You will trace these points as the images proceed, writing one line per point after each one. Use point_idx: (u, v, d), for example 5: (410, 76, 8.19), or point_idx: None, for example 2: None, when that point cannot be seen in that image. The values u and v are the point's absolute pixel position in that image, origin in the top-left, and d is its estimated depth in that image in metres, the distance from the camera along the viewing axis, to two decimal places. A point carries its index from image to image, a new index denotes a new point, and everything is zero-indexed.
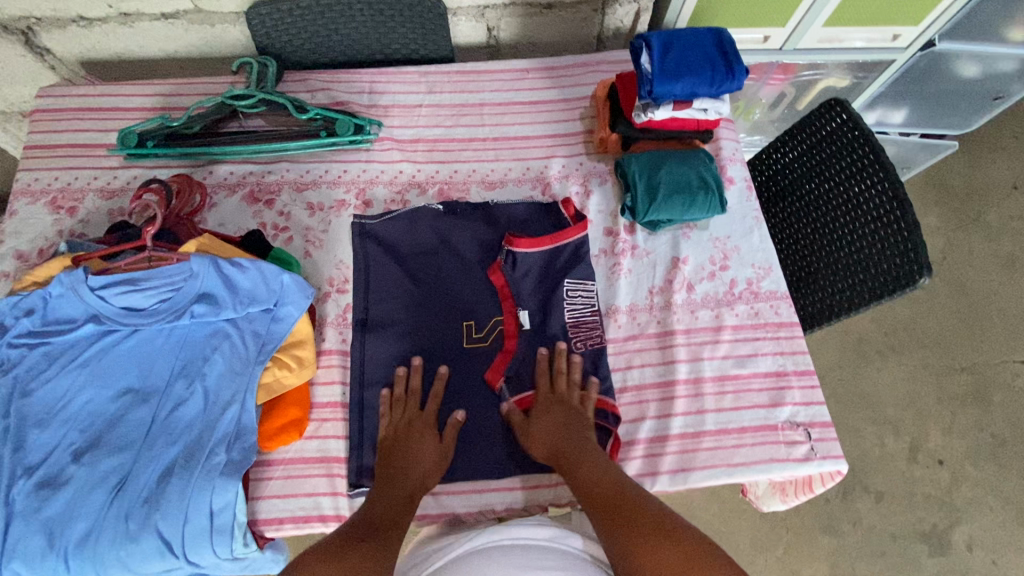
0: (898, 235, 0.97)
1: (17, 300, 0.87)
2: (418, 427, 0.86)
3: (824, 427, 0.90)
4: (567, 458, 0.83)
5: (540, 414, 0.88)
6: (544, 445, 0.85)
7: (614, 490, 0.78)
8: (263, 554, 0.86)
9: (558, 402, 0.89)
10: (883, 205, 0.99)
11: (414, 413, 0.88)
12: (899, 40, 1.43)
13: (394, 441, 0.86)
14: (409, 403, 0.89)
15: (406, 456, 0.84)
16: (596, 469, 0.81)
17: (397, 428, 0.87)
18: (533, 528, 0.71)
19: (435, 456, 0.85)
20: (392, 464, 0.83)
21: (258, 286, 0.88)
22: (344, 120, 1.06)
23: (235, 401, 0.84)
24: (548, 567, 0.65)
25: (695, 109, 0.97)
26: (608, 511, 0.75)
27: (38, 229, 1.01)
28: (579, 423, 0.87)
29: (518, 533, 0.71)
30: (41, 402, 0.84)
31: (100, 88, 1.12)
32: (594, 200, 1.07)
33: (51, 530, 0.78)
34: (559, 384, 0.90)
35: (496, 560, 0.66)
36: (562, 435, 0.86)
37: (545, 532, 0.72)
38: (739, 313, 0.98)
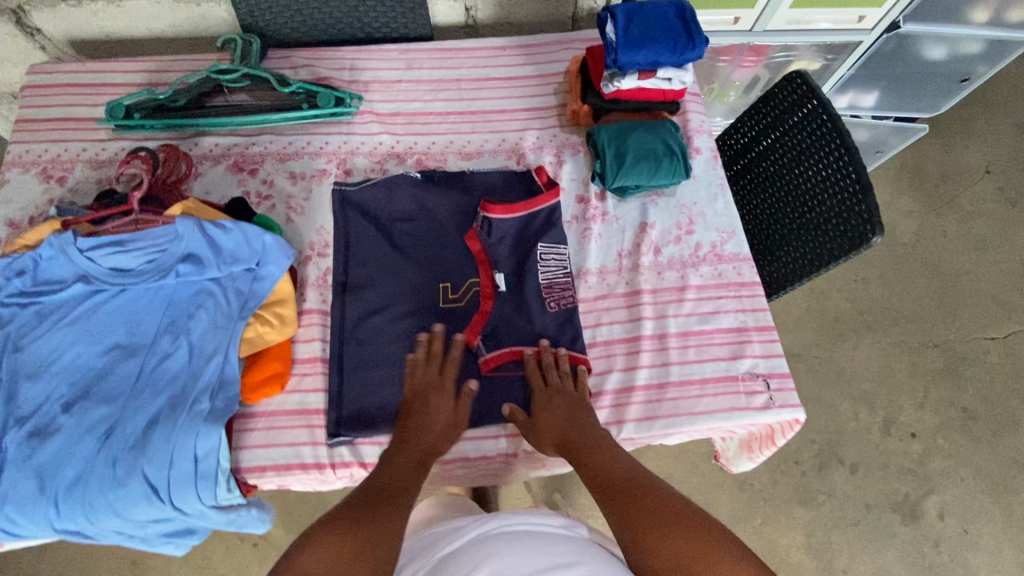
0: (854, 198, 1.01)
1: (10, 261, 0.91)
2: (436, 393, 0.90)
3: (782, 378, 0.95)
4: (573, 447, 0.85)
5: (542, 408, 0.90)
6: (551, 438, 0.88)
7: (620, 478, 0.78)
8: (248, 511, 0.89)
9: (557, 393, 0.91)
10: (841, 170, 1.03)
11: (433, 378, 0.91)
12: (865, 21, 1.49)
13: (413, 403, 0.89)
14: (429, 367, 0.92)
15: (421, 418, 0.87)
16: (605, 457, 0.83)
17: (416, 390, 0.90)
18: (546, 516, 0.79)
19: (448, 421, 0.89)
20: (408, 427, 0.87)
21: (241, 246, 0.92)
22: (326, 93, 1.09)
23: (218, 353, 0.87)
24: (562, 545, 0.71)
25: (660, 79, 1.02)
26: (616, 499, 0.75)
27: (29, 197, 1.04)
28: (581, 408, 0.90)
29: (530, 518, 0.78)
30: (32, 357, 0.88)
31: (89, 65, 1.16)
32: (566, 169, 1.12)
33: (43, 475, 0.82)
34: (552, 377, 0.93)
35: (511, 538, 0.73)
36: (562, 423, 0.88)
37: (557, 520, 0.79)
38: (703, 274, 1.03)
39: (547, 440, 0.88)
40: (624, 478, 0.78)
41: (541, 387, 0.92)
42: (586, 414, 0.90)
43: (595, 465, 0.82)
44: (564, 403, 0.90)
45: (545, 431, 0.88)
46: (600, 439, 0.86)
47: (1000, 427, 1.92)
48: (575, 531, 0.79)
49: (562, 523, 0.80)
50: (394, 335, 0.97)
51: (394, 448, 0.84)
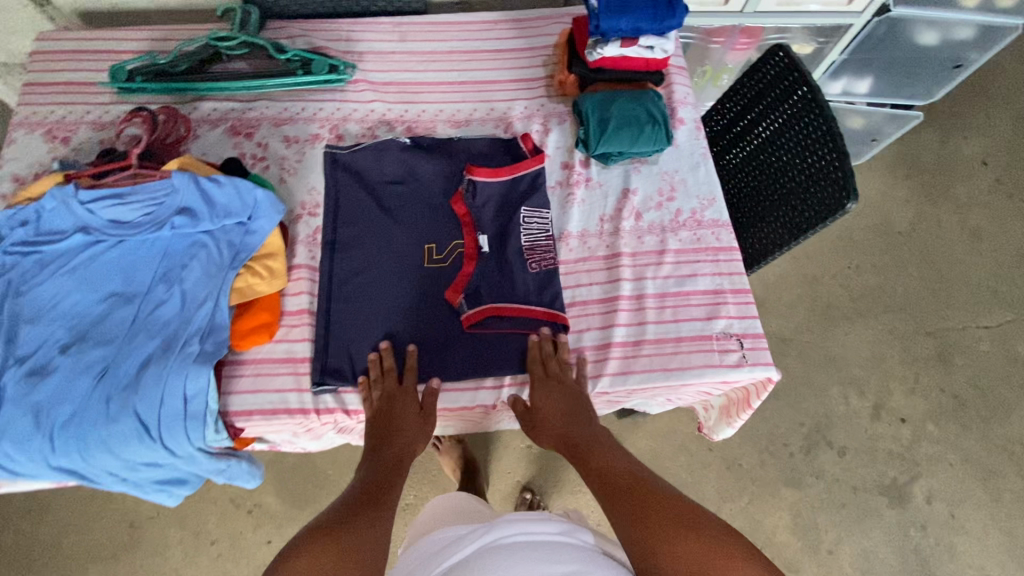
0: (831, 168, 1.03)
1: (15, 212, 0.96)
2: (396, 396, 0.91)
3: (755, 338, 0.98)
4: (575, 445, 0.87)
5: (541, 396, 0.91)
6: (551, 433, 0.90)
7: (627, 480, 0.76)
8: (241, 464, 0.98)
9: (554, 380, 0.92)
10: (819, 141, 1.05)
11: (391, 387, 0.92)
12: (854, 4, 1.51)
13: (378, 416, 0.90)
14: (386, 380, 0.92)
15: (390, 427, 0.88)
16: (609, 455, 0.83)
17: (377, 405, 0.91)
18: (545, 523, 0.77)
19: (416, 425, 0.90)
20: (379, 436, 0.88)
21: (233, 201, 0.96)
22: (320, 60, 1.15)
23: (209, 301, 0.91)
24: (562, 562, 0.71)
25: (642, 47, 1.05)
26: (620, 502, 0.73)
27: (35, 156, 1.09)
28: (581, 402, 0.92)
29: (532, 527, 0.77)
30: (33, 302, 0.92)
31: (95, 33, 1.20)
32: (553, 137, 1.15)
33: (39, 412, 0.86)
34: (552, 366, 0.94)
35: (511, 555, 0.72)
36: (561, 421, 0.90)
37: (558, 527, 0.78)
38: (682, 239, 1.05)
39: (547, 438, 0.90)
40: (629, 479, 0.76)
41: (540, 377, 0.93)
42: (585, 410, 0.91)
43: (603, 465, 0.81)
44: (564, 394, 0.92)
45: (542, 428, 0.91)
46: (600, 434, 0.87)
47: (991, 414, 1.93)
48: (577, 537, 0.78)
49: (563, 529, 0.78)
50: (379, 291, 1.00)
51: (370, 457, 0.85)
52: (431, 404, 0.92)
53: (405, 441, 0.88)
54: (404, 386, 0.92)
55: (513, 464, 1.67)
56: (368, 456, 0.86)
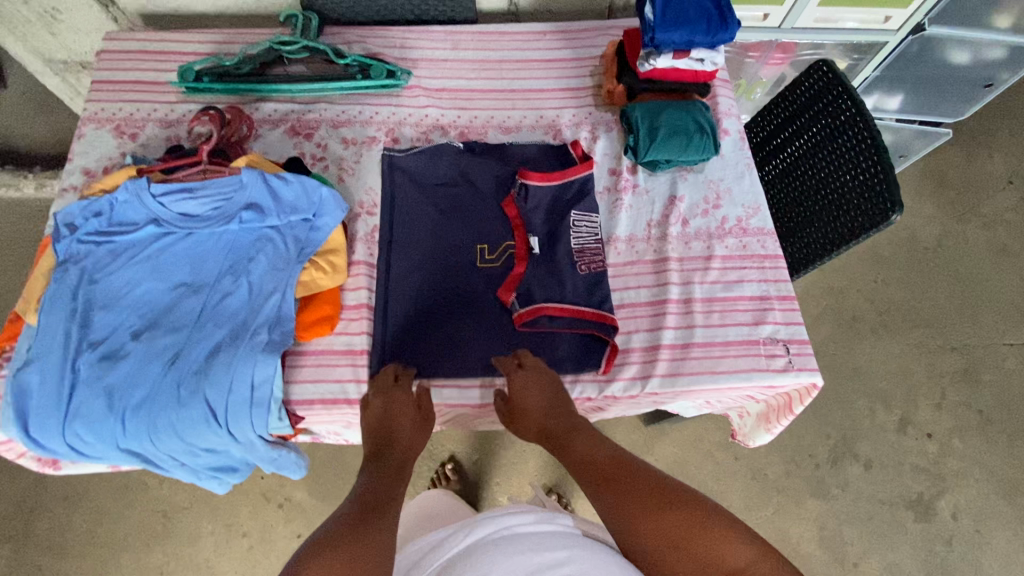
0: (875, 181, 1.06)
1: (88, 203, 1.00)
2: (392, 395, 0.90)
3: (801, 344, 1.00)
4: (555, 437, 0.86)
5: (520, 388, 0.91)
6: (534, 424, 0.90)
7: (611, 470, 0.77)
8: (289, 453, 1.00)
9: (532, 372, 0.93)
10: (862, 154, 1.09)
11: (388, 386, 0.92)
12: (890, 22, 1.54)
13: (375, 420, 0.88)
14: (383, 378, 0.93)
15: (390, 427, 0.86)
16: (592, 443, 0.82)
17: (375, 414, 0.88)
18: (522, 514, 0.75)
19: (414, 424, 0.88)
20: (380, 440, 0.85)
21: (300, 197, 0.99)
22: (378, 66, 1.18)
23: (276, 293, 0.94)
24: (553, 547, 0.69)
25: (694, 59, 1.08)
26: (601, 481, 0.76)
27: (104, 150, 1.13)
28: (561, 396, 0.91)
29: (511, 519, 0.75)
30: (106, 289, 0.96)
31: (161, 35, 1.25)
32: (601, 144, 1.18)
33: (111, 395, 0.89)
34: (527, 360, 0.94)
35: (499, 550, 0.69)
36: (539, 412, 0.89)
37: (536, 516, 0.76)
38: (729, 245, 1.08)
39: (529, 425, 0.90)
40: (610, 464, 0.78)
41: (514, 368, 0.93)
42: (565, 401, 0.91)
43: (583, 454, 0.81)
44: (540, 383, 0.91)
45: (527, 417, 0.90)
46: (579, 424, 0.87)
47: (1017, 431, 1.93)
48: (559, 522, 0.75)
49: (542, 517, 0.76)
50: (434, 289, 1.03)
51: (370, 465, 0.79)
52: (425, 400, 0.92)
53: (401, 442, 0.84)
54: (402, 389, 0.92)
55: (541, 465, 1.71)
56: (366, 463, 0.81)
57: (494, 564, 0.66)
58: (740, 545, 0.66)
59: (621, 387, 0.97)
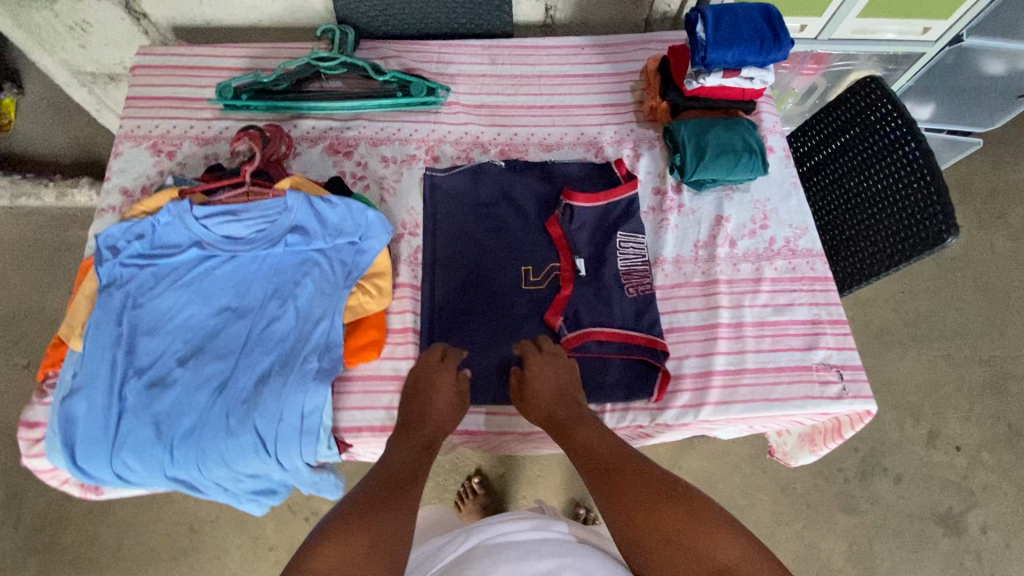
0: (927, 201, 1.05)
1: (130, 225, 0.98)
2: (435, 373, 0.90)
3: (855, 370, 0.98)
4: (561, 424, 0.86)
5: (537, 371, 0.91)
6: (541, 410, 0.89)
7: (611, 463, 0.77)
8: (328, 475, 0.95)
9: (552, 356, 0.93)
10: (912, 174, 1.07)
11: (434, 363, 0.91)
12: (928, 33, 1.51)
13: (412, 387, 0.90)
14: (431, 355, 0.92)
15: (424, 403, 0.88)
16: (596, 434, 0.82)
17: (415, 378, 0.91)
18: (519, 521, 0.86)
19: (451, 405, 0.88)
20: (412, 415, 0.86)
21: (346, 220, 0.98)
22: (418, 82, 1.16)
23: (325, 318, 0.93)
24: (544, 547, 0.79)
25: (743, 77, 1.05)
26: (603, 473, 0.76)
27: (141, 168, 1.11)
28: (570, 383, 0.90)
29: (509, 526, 0.86)
30: (150, 314, 0.94)
31: (195, 49, 1.24)
32: (644, 162, 1.16)
33: (159, 423, 0.88)
34: (545, 345, 0.94)
35: (497, 548, 0.79)
36: (550, 398, 0.89)
37: (532, 524, 0.87)
38: (778, 267, 1.06)
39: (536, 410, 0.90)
40: (613, 456, 0.78)
41: (533, 353, 0.93)
42: (576, 388, 0.90)
43: (585, 445, 0.81)
44: (554, 374, 0.91)
45: (535, 403, 0.89)
46: (583, 414, 0.87)
47: None
48: (552, 530, 0.86)
49: (538, 525, 0.87)
50: (479, 312, 1.02)
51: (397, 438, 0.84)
52: (466, 385, 0.92)
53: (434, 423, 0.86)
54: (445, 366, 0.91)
55: (569, 480, 1.70)
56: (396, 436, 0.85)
57: (492, 557, 0.76)
58: (725, 542, 0.64)
59: (674, 415, 0.96)
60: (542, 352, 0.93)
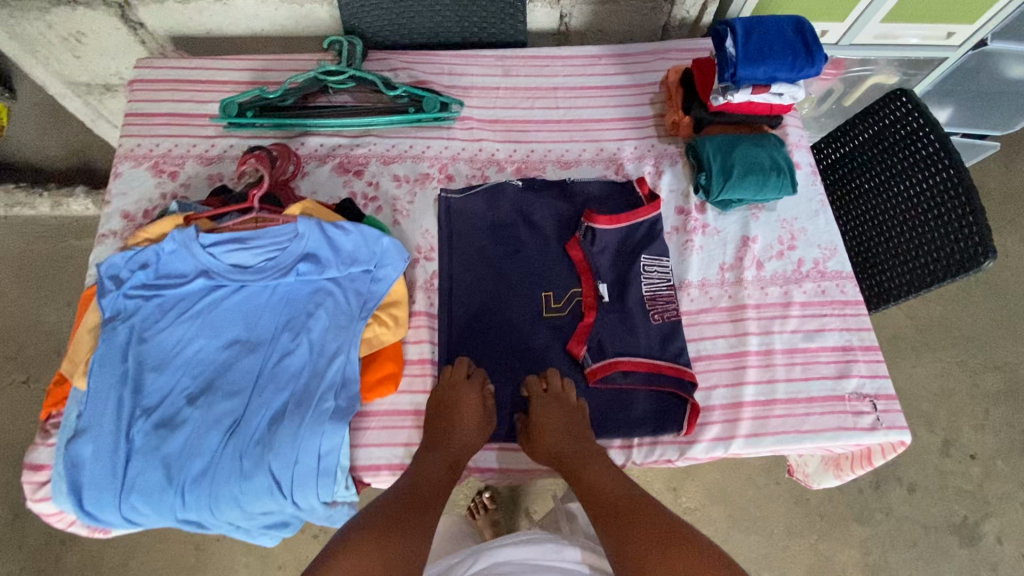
0: (961, 222, 1.01)
1: (133, 254, 0.94)
2: (461, 393, 0.89)
3: (889, 399, 0.95)
4: (568, 463, 0.86)
5: (541, 412, 0.89)
6: (546, 447, 0.88)
7: (617, 505, 0.78)
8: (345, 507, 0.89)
9: (556, 400, 0.90)
10: (946, 192, 1.04)
11: (462, 384, 0.91)
12: (953, 38, 1.46)
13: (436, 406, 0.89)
14: (456, 370, 0.92)
15: (447, 426, 0.87)
16: (603, 475, 0.84)
17: (440, 394, 0.90)
18: (526, 545, 0.84)
19: (477, 423, 0.89)
20: (435, 433, 0.87)
21: (360, 247, 0.94)
22: (432, 98, 1.11)
23: (341, 353, 0.88)
24: None
25: (773, 93, 1.00)
26: (609, 514, 0.78)
27: (143, 191, 1.06)
28: (580, 421, 0.90)
29: (516, 550, 0.84)
30: (156, 349, 0.90)
31: (195, 61, 1.18)
32: (666, 180, 1.12)
33: (169, 466, 0.84)
34: (554, 383, 0.92)
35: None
36: (558, 435, 0.87)
37: (539, 548, 0.84)
38: (807, 291, 1.03)
39: (540, 449, 0.88)
40: (620, 499, 0.79)
41: (541, 392, 0.92)
42: (582, 424, 0.90)
43: (592, 484, 0.83)
44: (563, 412, 0.89)
45: (538, 442, 0.88)
46: (591, 452, 0.87)
47: None
48: (560, 554, 0.84)
49: (545, 549, 0.84)
50: (499, 342, 0.98)
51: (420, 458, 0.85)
52: (491, 400, 0.92)
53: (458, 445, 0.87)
54: (467, 388, 0.90)
55: None
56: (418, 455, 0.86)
57: None
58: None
59: (704, 449, 0.93)
60: (549, 391, 0.91)
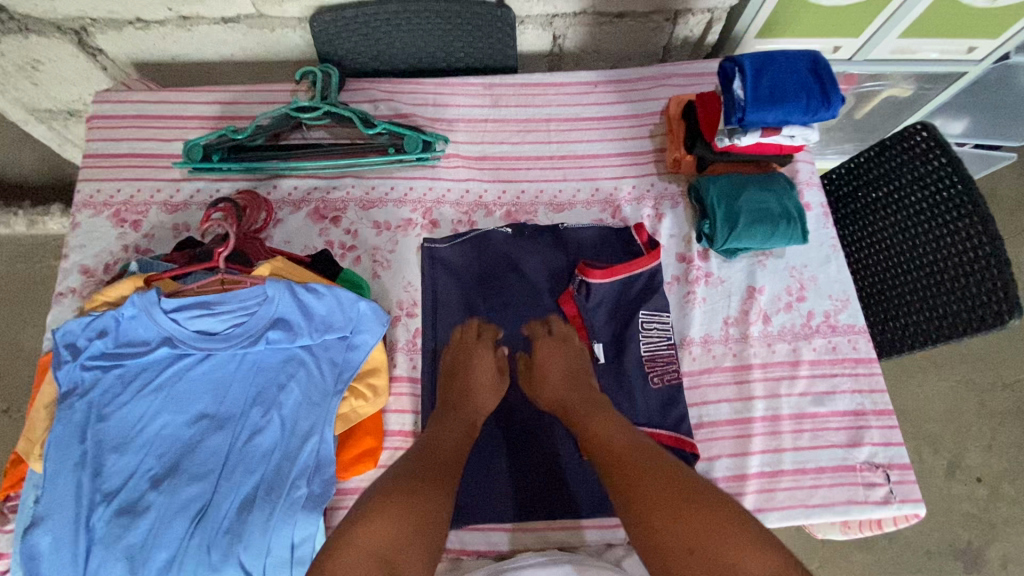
0: (982, 273, 0.93)
1: (90, 320, 0.87)
2: (475, 351, 0.88)
3: (903, 469, 0.89)
4: (574, 410, 0.81)
5: (547, 356, 0.87)
6: (552, 394, 0.84)
7: (627, 451, 0.71)
8: None
9: (560, 343, 0.89)
10: (965, 239, 0.96)
11: (473, 343, 0.89)
12: (974, 53, 1.31)
13: (452, 367, 0.88)
14: (467, 332, 0.91)
15: (465, 384, 0.85)
16: (608, 422, 0.77)
17: (455, 357, 0.88)
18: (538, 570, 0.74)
19: (492, 382, 0.86)
20: (450, 400, 0.84)
21: (335, 312, 0.87)
22: (413, 137, 1.01)
23: (314, 433, 0.82)
24: None
25: (784, 136, 0.90)
26: (621, 466, 0.70)
27: (103, 243, 0.99)
28: (583, 365, 0.87)
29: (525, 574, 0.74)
30: (118, 427, 0.84)
31: (159, 94, 1.09)
32: (666, 224, 1.04)
33: (131, 558, 0.78)
34: (556, 329, 0.91)
35: None
36: (563, 380, 0.85)
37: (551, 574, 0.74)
38: (817, 347, 0.96)
39: (546, 397, 0.85)
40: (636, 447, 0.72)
41: (545, 335, 0.91)
42: (587, 374, 0.87)
43: (596, 435, 0.76)
44: (567, 358, 0.87)
45: (547, 388, 0.85)
46: (597, 398, 0.82)
47: None
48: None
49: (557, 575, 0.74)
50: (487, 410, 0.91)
51: (439, 420, 0.82)
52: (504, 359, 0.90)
53: (473, 404, 0.84)
54: (481, 342, 0.89)
55: None
56: (438, 417, 0.83)
57: None
58: (756, 554, 0.57)
59: None
60: (553, 335, 0.90)
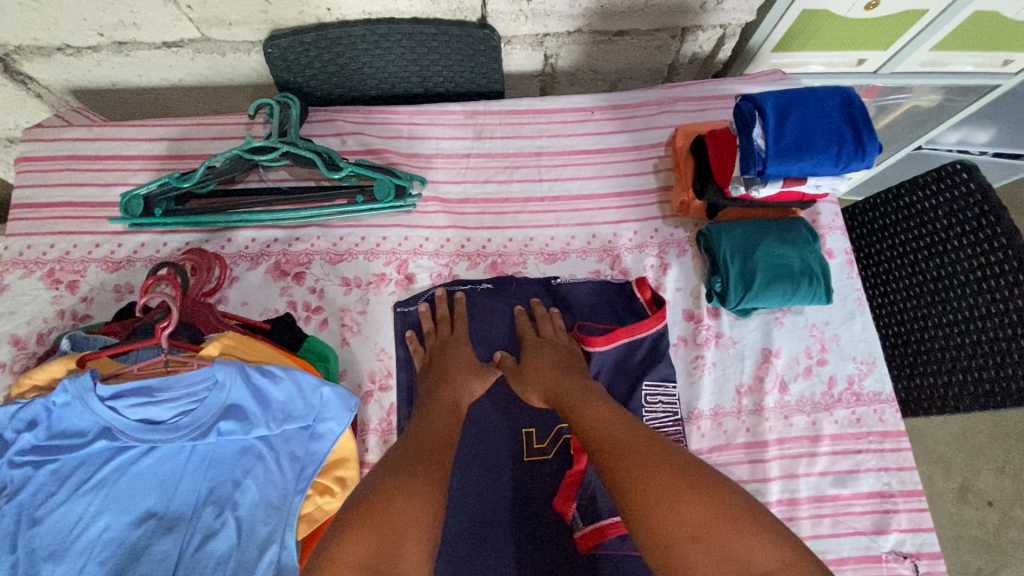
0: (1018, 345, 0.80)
1: (16, 410, 0.73)
2: (450, 345, 0.84)
3: (934, 559, 0.80)
4: (564, 398, 0.74)
5: (533, 355, 0.81)
6: (539, 387, 0.78)
7: (623, 438, 0.64)
8: None
9: (550, 345, 0.82)
10: (1001, 300, 0.82)
11: (450, 338, 0.85)
12: (1009, 66, 1.14)
13: (431, 357, 0.84)
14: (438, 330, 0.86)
15: (439, 372, 0.80)
16: (600, 410, 0.70)
17: (431, 351, 0.84)
18: None
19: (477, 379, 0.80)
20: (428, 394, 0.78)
21: (294, 398, 0.77)
22: (385, 181, 0.87)
23: (274, 539, 0.73)
24: None
25: (810, 185, 0.80)
26: (611, 454, 0.62)
27: (36, 308, 0.87)
28: (567, 356, 0.81)
29: None
30: (53, 532, 0.70)
31: (97, 130, 0.96)
32: (672, 275, 0.93)
33: None
34: (544, 328, 0.85)
35: None
36: (553, 370, 0.78)
37: None
38: (839, 420, 0.86)
39: (536, 390, 0.78)
40: (627, 433, 0.65)
41: (534, 338, 0.84)
42: (578, 367, 0.80)
43: (589, 421, 0.69)
44: (555, 353, 0.81)
45: (530, 381, 0.79)
46: (592, 389, 0.75)
47: None
48: None
49: None
50: (472, 499, 0.78)
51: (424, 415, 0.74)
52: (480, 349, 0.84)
53: (451, 398, 0.77)
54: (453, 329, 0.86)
55: None
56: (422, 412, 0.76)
57: None
58: (765, 543, 0.51)
59: None
60: (542, 336, 0.84)
